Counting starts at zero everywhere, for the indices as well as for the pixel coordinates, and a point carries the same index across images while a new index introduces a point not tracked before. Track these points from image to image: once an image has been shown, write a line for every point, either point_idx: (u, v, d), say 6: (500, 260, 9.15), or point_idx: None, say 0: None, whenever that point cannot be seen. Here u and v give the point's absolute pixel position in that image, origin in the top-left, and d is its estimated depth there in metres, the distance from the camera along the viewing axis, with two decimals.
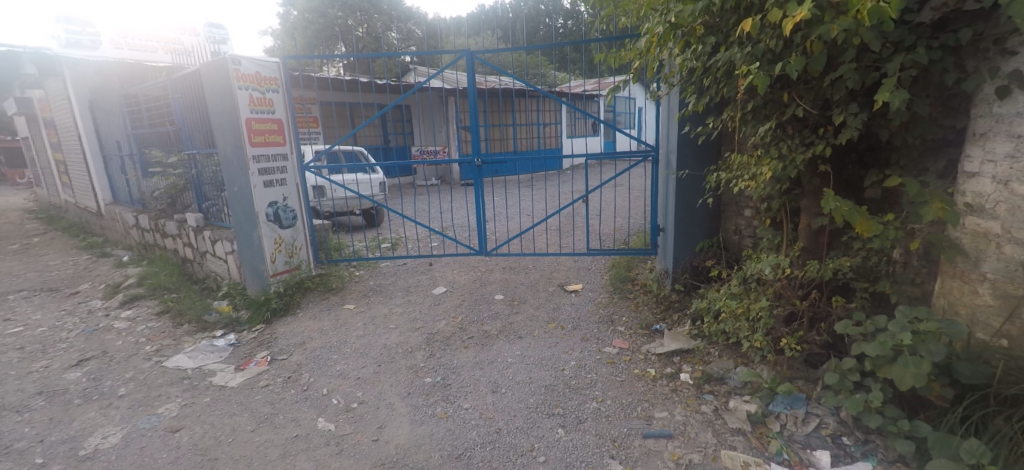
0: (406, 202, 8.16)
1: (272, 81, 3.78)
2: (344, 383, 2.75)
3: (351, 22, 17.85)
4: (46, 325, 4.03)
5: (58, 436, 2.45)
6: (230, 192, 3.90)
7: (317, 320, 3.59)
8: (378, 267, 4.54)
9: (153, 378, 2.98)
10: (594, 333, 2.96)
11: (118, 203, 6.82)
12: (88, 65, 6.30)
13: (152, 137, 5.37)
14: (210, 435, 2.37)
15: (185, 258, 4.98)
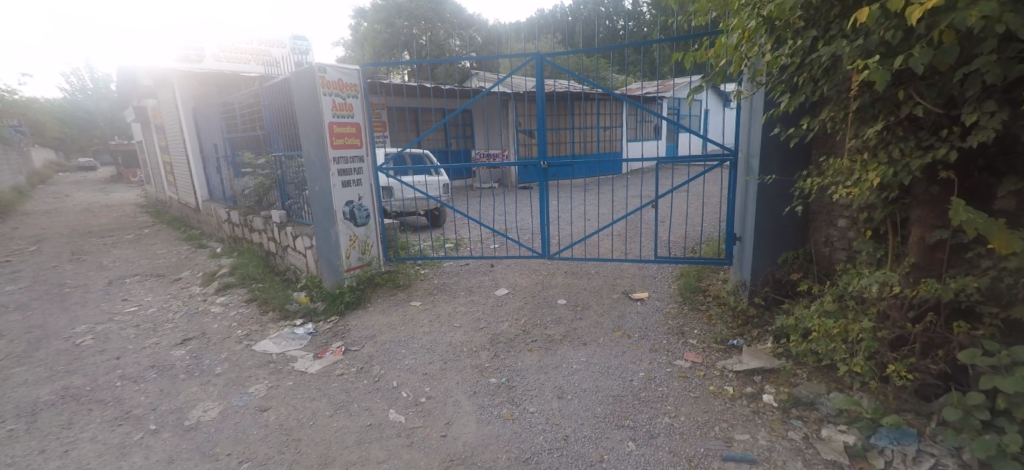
0: (469, 204, 8.32)
1: (353, 87, 4.00)
2: (413, 378, 2.84)
3: (416, 31, 18.51)
4: (156, 307, 4.52)
5: (167, 407, 2.73)
6: (312, 191, 4.16)
7: (386, 315, 3.74)
8: (441, 266, 4.66)
9: (243, 360, 3.24)
10: (663, 344, 2.84)
11: (212, 199, 7.49)
12: (193, 76, 7.00)
13: (244, 140, 5.86)
14: (294, 417, 2.53)
15: (269, 251, 5.38)
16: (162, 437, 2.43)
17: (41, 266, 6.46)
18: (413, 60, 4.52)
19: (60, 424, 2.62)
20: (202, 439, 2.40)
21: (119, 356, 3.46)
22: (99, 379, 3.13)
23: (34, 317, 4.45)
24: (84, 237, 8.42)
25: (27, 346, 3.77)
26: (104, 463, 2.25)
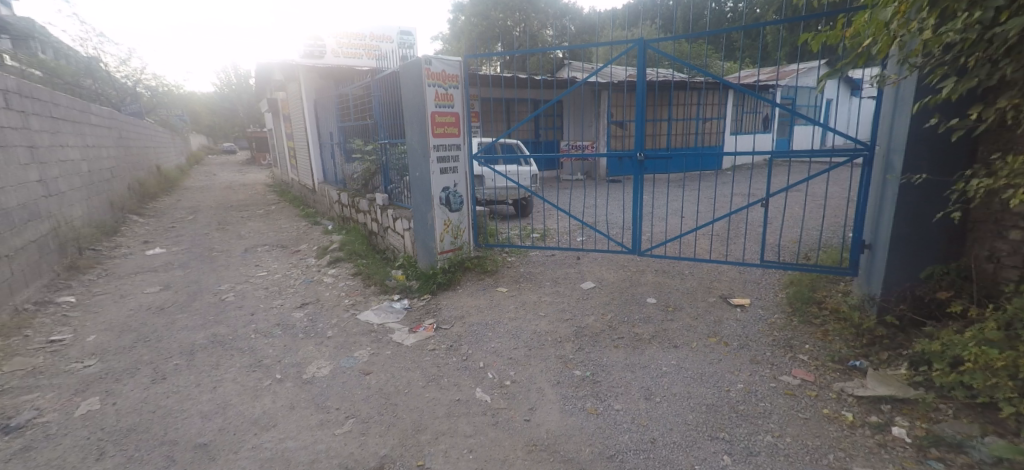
0: (557, 195, 8.28)
1: (454, 78, 4.14)
2: (498, 360, 2.91)
3: (510, 22, 18.69)
4: (280, 273, 5.11)
5: (288, 360, 3.08)
6: (412, 176, 4.38)
7: (474, 298, 3.87)
8: (528, 256, 4.72)
9: (349, 327, 3.55)
10: (767, 356, 2.61)
11: (326, 181, 8.23)
12: (315, 69, 7.73)
13: (355, 128, 6.36)
14: (391, 383, 2.74)
15: (372, 230, 5.80)
16: (284, 387, 2.76)
17: (196, 232, 7.61)
18: (504, 51, 4.49)
19: (209, 364, 3.08)
20: (316, 392, 2.69)
21: (252, 313, 3.97)
22: (238, 330, 3.62)
23: (191, 274, 5.27)
24: (227, 210, 9.75)
25: (185, 297, 4.48)
26: (241, 402, 2.62)
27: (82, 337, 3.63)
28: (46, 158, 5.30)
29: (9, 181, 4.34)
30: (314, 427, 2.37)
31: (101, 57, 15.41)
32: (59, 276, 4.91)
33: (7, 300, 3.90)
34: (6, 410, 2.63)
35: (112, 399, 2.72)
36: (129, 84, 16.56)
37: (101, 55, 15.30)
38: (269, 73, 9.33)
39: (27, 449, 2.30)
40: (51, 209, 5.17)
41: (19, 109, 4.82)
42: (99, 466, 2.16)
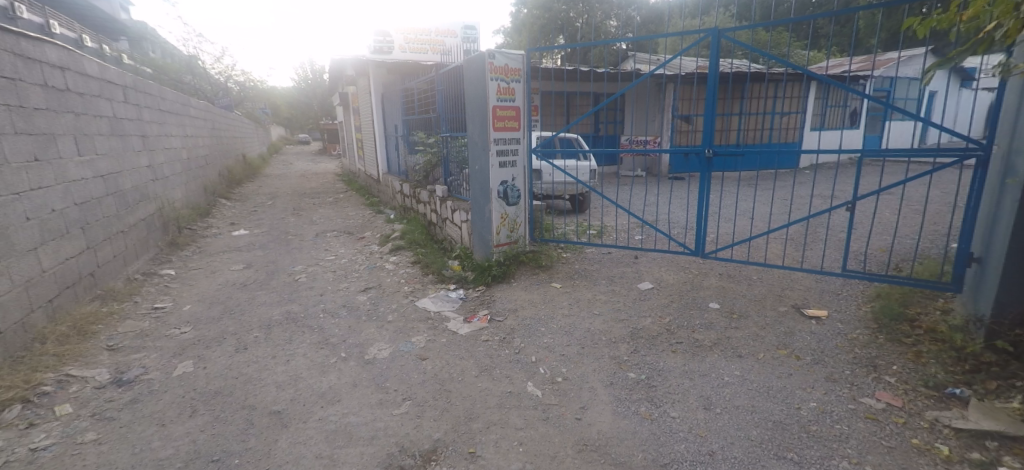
0: (616, 191, 8.07)
1: (517, 71, 4.13)
2: (551, 356, 2.88)
3: (573, 14, 18.39)
4: (346, 258, 5.38)
5: (352, 340, 3.24)
6: (471, 169, 4.42)
7: (528, 292, 3.86)
8: (583, 252, 4.64)
9: (407, 313, 3.66)
10: (846, 375, 2.39)
11: (390, 172, 8.52)
12: (383, 63, 8.01)
13: (419, 121, 6.53)
14: (447, 369, 2.80)
15: (431, 221, 5.94)
16: (348, 365, 2.90)
17: (274, 216, 8.18)
18: (567, 43, 4.36)
19: (284, 339, 3.31)
20: (377, 373, 2.80)
21: (321, 293, 4.21)
22: (308, 309, 3.85)
23: (269, 254, 5.67)
24: (301, 197, 10.39)
25: (264, 276, 4.83)
26: (310, 377, 2.79)
27: (179, 306, 4.03)
28: (154, 145, 5.91)
29: (125, 166, 4.89)
30: (374, 406, 2.48)
31: (200, 55, 16.94)
32: (162, 250, 5.48)
33: (122, 269, 4.41)
34: (119, 366, 2.98)
35: (202, 363, 3.00)
36: (221, 79, 18.04)
37: (198, 53, 16.78)
38: (342, 67, 9.78)
39: (136, 401, 2.61)
40: (157, 191, 5.76)
41: (134, 102, 5.41)
42: (191, 422, 2.41)
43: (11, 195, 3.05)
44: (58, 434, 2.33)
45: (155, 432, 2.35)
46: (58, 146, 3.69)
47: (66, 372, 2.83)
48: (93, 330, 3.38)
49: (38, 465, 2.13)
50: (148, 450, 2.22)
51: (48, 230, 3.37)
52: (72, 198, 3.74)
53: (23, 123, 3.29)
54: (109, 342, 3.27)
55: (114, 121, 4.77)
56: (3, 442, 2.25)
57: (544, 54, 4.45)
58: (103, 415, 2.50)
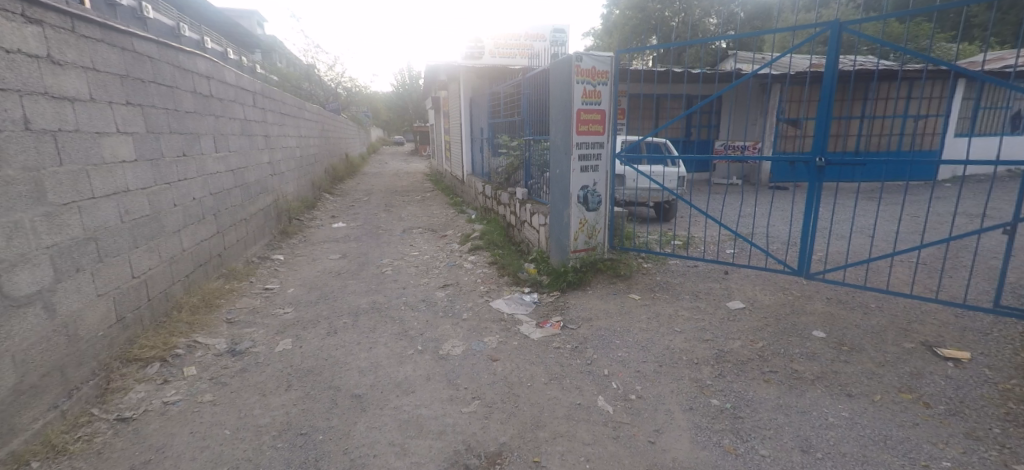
0: (705, 200, 7.56)
1: (604, 74, 3.96)
2: (625, 371, 2.70)
3: (669, 14, 17.64)
4: (428, 254, 5.55)
5: (428, 334, 3.29)
6: (552, 173, 4.34)
7: (604, 301, 3.69)
8: (666, 264, 4.38)
9: (482, 312, 3.67)
10: (994, 434, 1.97)
11: (473, 173, 8.69)
12: (473, 68, 8.22)
13: (504, 124, 6.59)
14: (517, 373, 2.74)
15: (510, 223, 5.94)
16: (423, 358, 2.95)
17: (368, 211, 8.72)
18: (659, 43, 4.07)
19: (368, 327, 3.46)
20: (450, 368, 2.82)
21: (404, 287, 4.36)
22: (391, 300, 4.01)
23: (361, 246, 6.03)
24: (393, 194, 11.00)
25: (356, 266, 5.13)
26: (388, 365, 2.87)
27: (284, 288, 4.41)
28: (274, 144, 6.56)
29: (251, 162, 5.45)
30: (445, 401, 2.48)
31: (317, 63, 18.73)
32: (274, 237, 6.05)
33: (243, 252, 4.93)
34: (234, 338, 3.30)
35: (299, 342, 3.22)
36: (332, 85, 19.74)
37: (314, 62, 18.51)
38: (435, 73, 10.21)
39: (245, 370, 2.86)
40: (274, 185, 6.39)
41: (260, 106, 6.00)
42: (287, 396, 2.58)
43: (163, 185, 3.47)
44: (183, 392, 2.62)
45: (257, 400, 2.55)
46: (200, 144, 4.17)
47: (194, 338, 3.18)
48: (217, 303, 3.78)
49: (168, 417, 2.40)
50: (250, 416, 2.41)
51: (189, 215, 3.82)
52: (208, 189, 4.22)
53: (176, 124, 3.73)
54: (228, 315, 3.65)
55: (244, 123, 5.33)
56: (145, 392, 2.57)
57: (635, 55, 4.21)
58: (219, 379, 2.76)
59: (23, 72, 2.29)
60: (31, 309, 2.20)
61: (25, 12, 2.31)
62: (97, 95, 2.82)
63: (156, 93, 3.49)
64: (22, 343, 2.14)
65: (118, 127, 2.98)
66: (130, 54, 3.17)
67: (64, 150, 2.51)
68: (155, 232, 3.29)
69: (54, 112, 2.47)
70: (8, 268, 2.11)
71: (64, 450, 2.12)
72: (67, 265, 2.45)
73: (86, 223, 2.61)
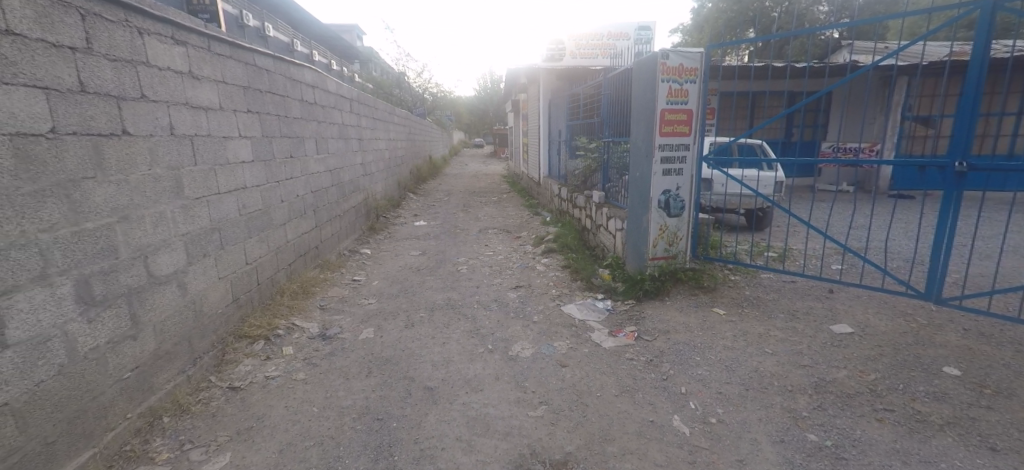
0: (805, 208, 6.84)
1: (693, 71, 3.67)
2: (704, 391, 2.46)
3: (768, 4, 16.31)
4: (501, 255, 5.55)
5: (499, 334, 3.26)
6: (631, 177, 4.12)
7: (683, 314, 3.42)
8: (757, 277, 3.99)
9: (552, 316, 3.56)
10: None
11: (549, 176, 8.59)
12: (553, 69, 8.14)
13: (582, 126, 6.45)
14: (586, 381, 2.60)
15: (585, 226, 5.78)
16: (493, 357, 2.91)
17: (447, 210, 8.98)
18: (760, 35, 3.68)
19: (442, 322, 3.50)
20: (518, 370, 2.75)
21: (477, 285, 4.38)
22: (465, 298, 4.03)
23: (440, 244, 6.19)
24: (472, 195, 11.24)
25: (434, 263, 5.26)
26: (459, 361, 2.87)
27: (370, 280, 4.62)
28: (367, 146, 6.98)
29: (346, 163, 5.83)
30: (512, 403, 2.41)
31: (407, 70, 19.76)
32: (363, 233, 6.41)
33: (336, 245, 5.27)
34: (325, 323, 3.50)
35: (380, 332, 3.34)
36: (420, 91, 20.72)
37: (404, 69, 19.58)
38: (516, 76, 10.30)
39: (333, 354, 3.01)
40: (365, 184, 6.78)
41: (356, 112, 6.39)
42: (367, 381, 2.67)
43: (273, 183, 3.75)
44: (282, 369, 2.81)
45: (341, 383, 2.66)
46: (304, 147, 4.48)
47: (293, 322, 3.42)
48: (314, 290, 4.04)
49: (269, 390, 2.58)
50: (335, 397, 2.52)
51: (294, 210, 4.13)
52: (309, 187, 4.52)
53: (285, 129, 4.03)
54: (322, 302, 3.90)
55: (342, 127, 5.70)
56: (251, 367, 2.80)
57: (731, 49, 3.84)
58: (312, 360, 2.93)
59: (171, 86, 2.50)
60: (169, 286, 2.42)
61: (174, 35, 2.54)
62: (226, 105, 3.07)
63: (271, 101, 3.77)
64: (162, 315, 2.36)
65: (240, 132, 3.23)
66: (252, 67, 3.44)
67: (198, 153, 2.72)
68: (265, 224, 3.57)
69: (192, 119, 2.67)
70: (154, 250, 2.32)
71: (189, 410, 2.35)
72: (198, 250, 2.67)
73: (213, 215, 2.85)
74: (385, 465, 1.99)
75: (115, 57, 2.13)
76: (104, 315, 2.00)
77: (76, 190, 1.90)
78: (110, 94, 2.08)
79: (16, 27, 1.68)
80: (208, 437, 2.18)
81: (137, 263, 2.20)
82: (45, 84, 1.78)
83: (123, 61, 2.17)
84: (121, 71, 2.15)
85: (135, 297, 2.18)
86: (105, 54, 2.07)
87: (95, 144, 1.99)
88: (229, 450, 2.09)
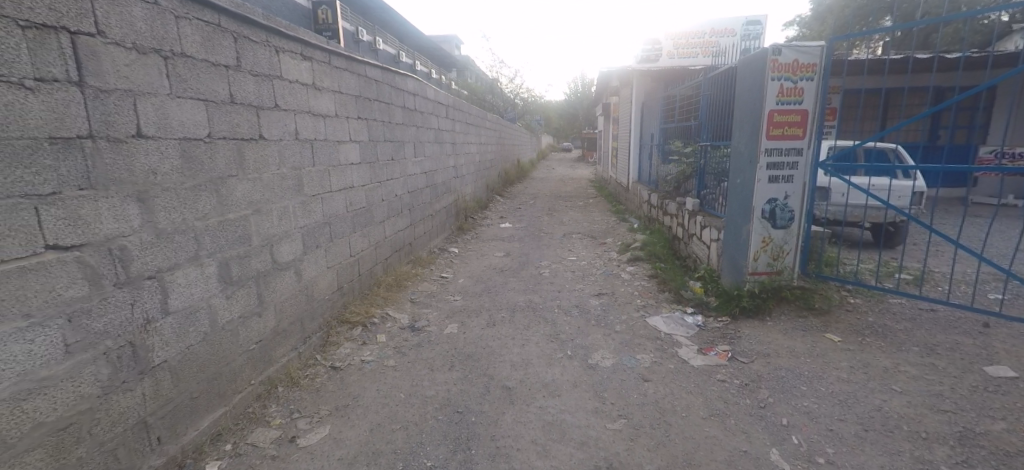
0: (948, 225, 5.92)
1: (810, 68, 3.34)
2: (811, 426, 2.22)
3: None
4: (585, 261, 5.48)
5: (579, 341, 3.22)
6: (732, 183, 3.85)
7: (787, 338, 3.12)
8: (883, 302, 3.52)
9: (636, 327, 3.44)
10: None
11: (639, 181, 8.33)
12: (648, 71, 7.88)
13: (677, 130, 6.17)
14: (670, 399, 2.47)
15: (676, 235, 5.51)
16: (571, 364, 2.88)
17: (532, 213, 9.07)
18: (898, 24, 3.24)
19: (523, 324, 3.54)
20: (598, 379, 2.69)
21: (559, 290, 4.37)
22: (546, 302, 4.04)
23: (524, 246, 6.27)
24: (557, 199, 11.26)
25: (517, 265, 5.34)
26: (538, 365, 2.88)
27: (456, 277, 4.81)
28: (460, 149, 7.29)
29: (439, 165, 6.13)
30: (590, 412, 2.37)
31: (500, 77, 20.35)
32: (452, 232, 6.69)
33: (427, 242, 5.56)
34: (414, 315, 3.71)
35: (463, 328, 3.46)
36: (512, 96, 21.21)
37: (498, 76, 20.15)
38: (608, 79, 10.13)
39: (420, 345, 3.18)
40: (456, 186, 7.08)
41: (450, 117, 6.69)
42: (449, 374, 2.78)
43: (376, 183, 4.06)
44: (375, 354, 3.03)
45: (426, 373, 2.80)
46: (403, 150, 4.79)
47: (387, 311, 3.66)
48: (405, 284, 4.30)
49: (363, 373, 2.79)
50: (420, 386, 2.65)
51: (391, 209, 4.42)
52: (406, 187, 4.83)
53: (388, 133, 4.34)
54: (412, 295, 4.14)
55: (438, 132, 6.00)
56: (349, 350, 3.05)
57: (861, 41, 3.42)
58: (401, 349, 3.12)
59: (298, 97, 2.81)
60: (288, 272, 2.72)
61: (302, 51, 2.84)
62: (340, 112, 3.38)
63: (378, 107, 4.08)
64: (281, 298, 2.65)
65: (350, 136, 3.53)
66: (363, 77, 3.75)
67: (317, 155, 3.03)
68: (368, 220, 3.87)
69: (313, 126, 2.98)
70: (278, 240, 2.62)
71: (298, 383, 2.63)
72: (312, 242, 2.97)
73: (326, 210, 3.14)
74: (464, 457, 2.06)
75: (257, 72, 2.43)
76: (238, 292, 2.30)
77: (223, 186, 2.20)
78: (252, 104, 2.39)
79: (189, 50, 1.99)
80: (312, 408, 2.42)
81: (264, 250, 2.50)
82: (205, 97, 2.09)
83: (263, 76, 2.48)
84: (261, 84, 2.46)
85: (262, 280, 2.48)
86: (250, 70, 2.38)
87: (239, 147, 2.30)
88: (328, 423, 2.30)
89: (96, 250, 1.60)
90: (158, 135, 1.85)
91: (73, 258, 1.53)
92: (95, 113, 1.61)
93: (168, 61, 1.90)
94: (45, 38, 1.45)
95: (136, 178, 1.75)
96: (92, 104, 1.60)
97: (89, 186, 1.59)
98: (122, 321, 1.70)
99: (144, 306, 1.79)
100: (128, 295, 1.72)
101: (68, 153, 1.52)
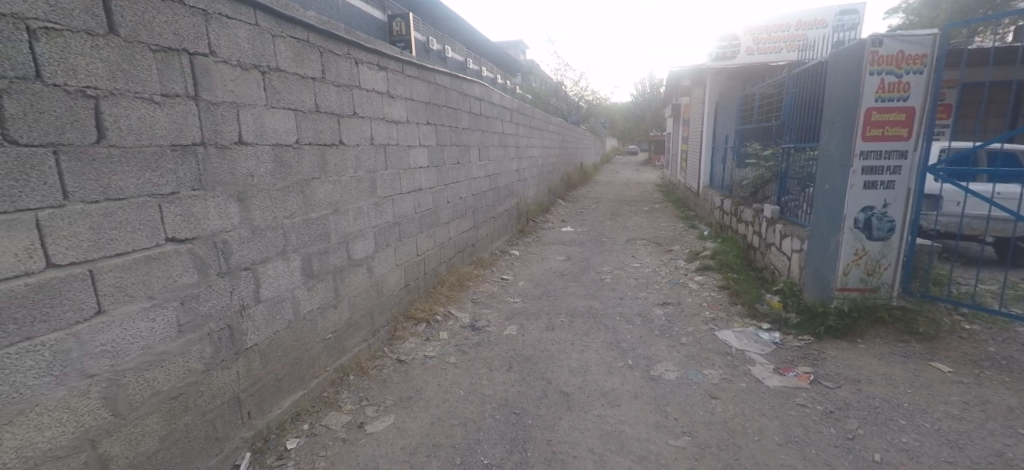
0: None
1: (918, 60, 3.05)
2: (908, 465, 2.03)
3: None
4: (649, 268, 5.34)
5: (640, 350, 3.15)
6: (819, 188, 3.59)
7: (881, 364, 2.85)
8: (1005, 330, 3.12)
9: (703, 340, 3.31)
10: None
11: (709, 186, 7.96)
12: (722, 70, 7.52)
13: (754, 131, 5.84)
14: (741, 420, 2.36)
15: (751, 245, 5.21)
16: (631, 374, 2.83)
17: (595, 218, 8.97)
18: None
19: (584, 330, 3.52)
20: (659, 392, 2.63)
21: (621, 297, 4.30)
22: (607, 308, 3.99)
23: (586, 251, 6.22)
24: (621, 203, 11.03)
25: (578, 269, 5.31)
26: (597, 372, 2.85)
27: (516, 280, 4.88)
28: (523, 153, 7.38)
29: (503, 169, 6.24)
30: (650, 425, 2.32)
31: (565, 80, 20.31)
32: (514, 235, 6.78)
33: (490, 244, 5.68)
34: (475, 315, 3.82)
35: (522, 331, 3.50)
36: (576, 99, 21.11)
37: (563, 79, 20.12)
38: (679, 79, 9.79)
39: (480, 344, 3.27)
40: (519, 189, 7.17)
41: (515, 122, 6.79)
42: (507, 375, 2.83)
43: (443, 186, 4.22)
44: (437, 350, 3.15)
45: (485, 372, 2.87)
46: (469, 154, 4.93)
47: (449, 310, 3.80)
48: (467, 284, 4.43)
49: (426, 367, 2.92)
50: (478, 384, 2.73)
51: (456, 211, 4.57)
52: (471, 190, 4.97)
53: (455, 138, 4.50)
54: (473, 295, 4.25)
55: (502, 136, 6.11)
56: (414, 345, 3.20)
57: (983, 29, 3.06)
58: (461, 347, 3.22)
59: (374, 104, 2.99)
60: (361, 269, 2.90)
61: (378, 62, 3.03)
62: (412, 118, 3.56)
63: (446, 113, 4.24)
64: (354, 293, 2.84)
65: (420, 141, 3.70)
66: (433, 84, 3.91)
67: (389, 159, 3.21)
68: (434, 222, 4.03)
69: (387, 131, 3.17)
70: (353, 239, 2.80)
71: (367, 373, 2.80)
72: (382, 242, 3.15)
73: (396, 211, 3.32)
74: (520, 458, 2.10)
75: (339, 83, 2.64)
76: (317, 286, 2.49)
77: (307, 188, 2.40)
78: (334, 112, 2.59)
79: (283, 66, 2.21)
80: (379, 397, 2.57)
81: (341, 248, 2.69)
82: (295, 107, 2.30)
83: (344, 86, 2.68)
84: (342, 93, 2.66)
85: (338, 276, 2.67)
86: (334, 80, 2.59)
87: (322, 152, 2.50)
88: (393, 413, 2.43)
89: (204, 242, 1.82)
90: (256, 142, 2.06)
91: (186, 249, 1.75)
92: (206, 123, 1.83)
93: (266, 75, 2.12)
94: (170, 60, 1.68)
95: (237, 180, 1.97)
96: (205, 116, 1.82)
97: (200, 187, 1.80)
98: (222, 305, 1.91)
99: (240, 294, 2.00)
100: (228, 283, 1.93)
101: (185, 158, 1.74)
